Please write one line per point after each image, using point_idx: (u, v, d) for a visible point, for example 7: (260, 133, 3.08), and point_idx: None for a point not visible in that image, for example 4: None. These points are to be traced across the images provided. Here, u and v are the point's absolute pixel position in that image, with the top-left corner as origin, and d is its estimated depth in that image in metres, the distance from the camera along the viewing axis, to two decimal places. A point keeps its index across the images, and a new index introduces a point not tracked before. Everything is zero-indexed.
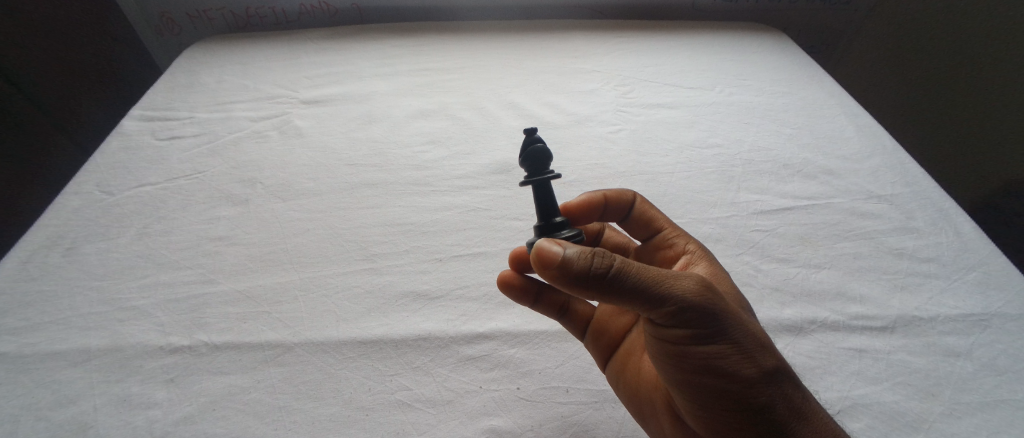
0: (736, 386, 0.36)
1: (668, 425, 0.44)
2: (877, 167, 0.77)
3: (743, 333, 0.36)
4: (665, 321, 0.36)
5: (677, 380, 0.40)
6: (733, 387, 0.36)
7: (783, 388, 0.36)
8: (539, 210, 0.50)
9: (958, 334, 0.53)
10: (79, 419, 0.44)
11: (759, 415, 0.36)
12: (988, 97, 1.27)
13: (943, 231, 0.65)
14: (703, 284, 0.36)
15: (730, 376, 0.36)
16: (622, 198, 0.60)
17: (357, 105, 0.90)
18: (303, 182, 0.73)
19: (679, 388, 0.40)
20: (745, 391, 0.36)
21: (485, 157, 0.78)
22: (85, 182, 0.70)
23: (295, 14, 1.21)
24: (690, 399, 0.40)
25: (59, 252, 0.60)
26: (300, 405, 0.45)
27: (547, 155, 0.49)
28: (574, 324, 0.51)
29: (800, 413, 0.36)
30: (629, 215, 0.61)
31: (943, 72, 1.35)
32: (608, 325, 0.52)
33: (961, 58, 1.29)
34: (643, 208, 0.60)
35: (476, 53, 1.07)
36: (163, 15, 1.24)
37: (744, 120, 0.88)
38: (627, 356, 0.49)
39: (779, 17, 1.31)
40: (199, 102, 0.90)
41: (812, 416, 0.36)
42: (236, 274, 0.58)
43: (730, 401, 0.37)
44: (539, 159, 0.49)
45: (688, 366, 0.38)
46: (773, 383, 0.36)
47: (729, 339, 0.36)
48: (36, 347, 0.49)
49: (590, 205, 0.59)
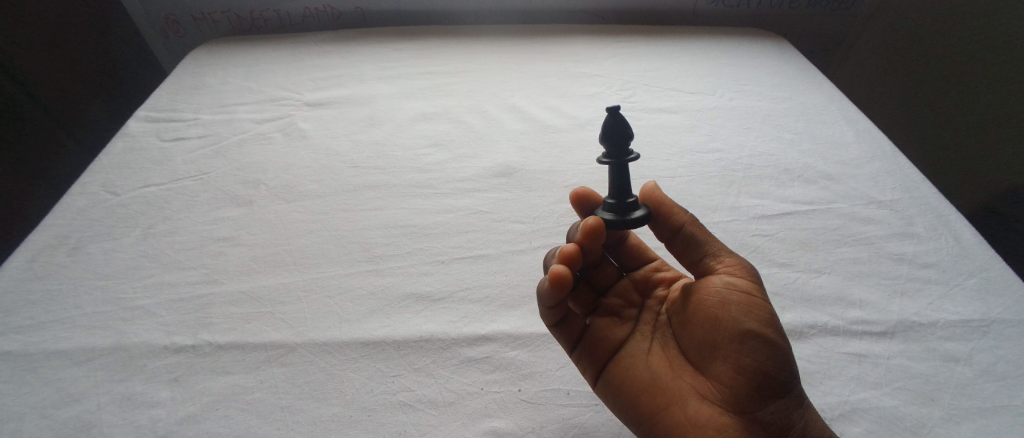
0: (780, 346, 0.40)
1: (691, 413, 0.40)
2: (877, 172, 0.77)
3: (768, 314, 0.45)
4: (729, 270, 0.44)
5: (722, 341, 0.41)
6: (781, 345, 0.39)
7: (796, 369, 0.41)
8: (611, 190, 0.48)
9: (957, 339, 0.53)
10: (82, 418, 0.44)
11: (794, 381, 0.39)
12: (988, 105, 1.26)
13: (943, 237, 0.66)
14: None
15: (779, 334, 0.40)
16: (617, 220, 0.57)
17: (359, 108, 0.90)
18: (307, 183, 0.73)
19: (721, 354, 0.41)
20: (785, 357, 0.39)
21: (487, 159, 0.79)
22: (91, 182, 0.71)
23: (298, 17, 1.22)
24: (733, 367, 0.40)
25: (65, 251, 0.60)
26: (302, 405, 0.46)
27: (628, 135, 0.48)
28: (577, 332, 0.48)
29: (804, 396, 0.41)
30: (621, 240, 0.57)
31: (948, 77, 1.34)
32: (605, 334, 0.49)
33: (966, 64, 1.29)
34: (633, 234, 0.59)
35: (478, 57, 1.07)
36: (166, 18, 1.23)
37: (745, 125, 0.88)
38: (632, 356, 0.46)
39: (779, 22, 1.32)
40: (203, 104, 0.91)
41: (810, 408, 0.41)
42: (239, 275, 0.58)
43: (775, 360, 0.39)
44: (619, 139, 0.47)
45: (742, 317, 0.41)
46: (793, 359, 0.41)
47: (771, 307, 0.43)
48: (41, 346, 0.50)
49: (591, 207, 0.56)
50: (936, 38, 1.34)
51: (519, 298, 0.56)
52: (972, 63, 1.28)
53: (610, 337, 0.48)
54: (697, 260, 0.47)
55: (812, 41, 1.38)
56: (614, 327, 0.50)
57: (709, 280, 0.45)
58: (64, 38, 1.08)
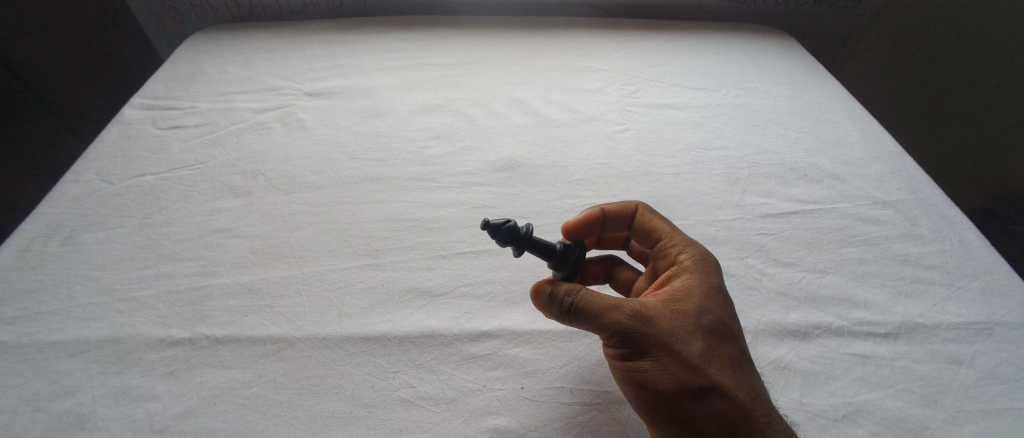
0: (661, 403, 0.40)
1: None
2: (883, 173, 0.77)
3: (674, 351, 0.40)
4: (605, 342, 0.43)
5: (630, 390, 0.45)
6: (655, 402, 0.40)
7: (706, 407, 0.39)
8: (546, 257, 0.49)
9: (961, 341, 0.53)
10: (78, 411, 0.43)
11: (682, 430, 0.39)
12: (987, 108, 1.29)
13: (947, 239, 0.65)
14: (640, 313, 0.42)
15: (655, 394, 0.40)
16: (623, 211, 0.55)
17: (360, 99, 0.89)
18: (306, 175, 0.72)
19: None
20: (668, 411, 0.40)
21: (489, 154, 0.77)
22: (85, 171, 0.70)
23: (298, 6, 1.18)
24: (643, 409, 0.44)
25: (58, 241, 0.59)
26: (302, 400, 0.45)
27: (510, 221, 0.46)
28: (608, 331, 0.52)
29: (725, 428, 0.38)
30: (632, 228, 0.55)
31: (948, 81, 1.35)
32: None
33: (969, 68, 1.29)
34: (644, 219, 0.54)
35: (482, 49, 1.06)
36: (163, 4, 1.15)
37: (751, 122, 0.87)
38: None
39: (786, 20, 1.30)
40: (201, 92, 0.89)
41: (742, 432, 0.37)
42: (237, 267, 0.57)
43: (663, 417, 0.40)
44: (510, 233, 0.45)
45: (627, 384, 0.43)
46: (693, 402, 0.39)
47: (660, 357, 0.40)
48: (35, 337, 0.49)
49: (589, 221, 0.55)
50: (937, 41, 1.33)
51: (521, 294, 0.56)
52: (974, 67, 1.28)
53: None
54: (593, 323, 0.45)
55: (816, 41, 1.38)
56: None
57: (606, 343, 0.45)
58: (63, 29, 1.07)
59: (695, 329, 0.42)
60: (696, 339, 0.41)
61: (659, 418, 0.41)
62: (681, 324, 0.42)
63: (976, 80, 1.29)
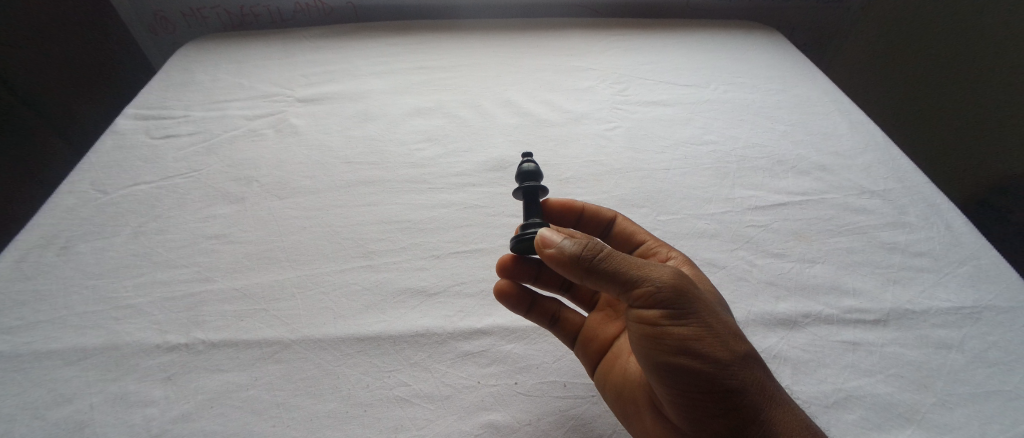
0: (713, 372, 0.36)
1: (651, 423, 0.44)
2: (870, 163, 0.78)
3: (715, 316, 0.38)
4: (646, 306, 0.38)
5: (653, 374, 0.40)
6: (708, 370, 0.36)
7: (753, 371, 0.37)
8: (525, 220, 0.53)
9: (950, 326, 0.54)
10: (76, 418, 0.44)
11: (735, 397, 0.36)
12: (993, 110, 1.27)
13: (935, 226, 0.66)
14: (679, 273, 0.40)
15: (706, 358, 0.36)
16: (600, 215, 0.62)
17: (353, 104, 0.90)
18: (300, 180, 0.73)
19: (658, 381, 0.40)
20: (721, 381, 0.36)
21: (481, 154, 0.78)
22: (80, 181, 0.70)
23: (290, 13, 1.20)
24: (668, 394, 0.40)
25: (53, 251, 0.59)
26: (298, 401, 0.45)
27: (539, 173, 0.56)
28: (563, 333, 0.51)
29: (766, 393, 0.37)
30: (609, 231, 0.62)
31: (954, 81, 1.33)
32: (600, 330, 0.51)
33: (973, 69, 1.28)
34: (621, 225, 0.61)
35: (472, 52, 1.06)
36: (156, 14, 1.19)
37: (739, 117, 0.88)
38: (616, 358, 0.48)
39: (775, 14, 1.32)
40: (194, 101, 0.89)
41: (777, 399, 0.38)
42: (232, 272, 0.58)
43: (697, 391, 0.37)
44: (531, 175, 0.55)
45: (666, 357, 0.38)
46: (744, 365, 0.37)
47: (701, 322, 0.37)
48: (32, 346, 0.49)
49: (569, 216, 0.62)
50: (946, 37, 1.32)
51: None
52: (981, 69, 1.27)
53: (603, 332, 0.50)
54: (617, 293, 0.40)
55: (805, 34, 1.39)
56: (607, 323, 0.52)
57: (630, 315, 0.40)
58: (41, 30, 1.04)
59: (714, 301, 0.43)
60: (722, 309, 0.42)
61: (707, 388, 0.37)
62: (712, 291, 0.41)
63: (985, 80, 1.27)
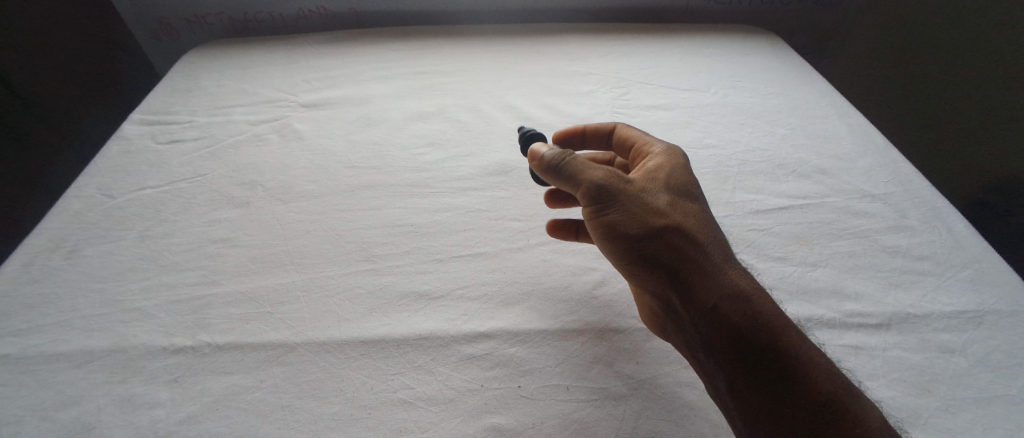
0: (630, 244, 0.47)
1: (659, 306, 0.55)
2: (871, 166, 0.78)
3: (632, 204, 0.48)
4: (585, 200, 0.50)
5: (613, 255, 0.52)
6: (626, 243, 0.48)
7: (663, 242, 0.47)
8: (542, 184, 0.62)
9: (951, 330, 0.54)
10: (84, 420, 0.44)
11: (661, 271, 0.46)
12: (996, 111, 1.27)
13: (936, 229, 0.66)
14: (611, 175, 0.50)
15: (625, 234, 0.48)
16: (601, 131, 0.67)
17: (356, 108, 0.90)
18: (304, 183, 0.73)
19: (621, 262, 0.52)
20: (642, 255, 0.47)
21: (483, 158, 0.79)
22: (87, 186, 0.71)
23: (293, 18, 1.21)
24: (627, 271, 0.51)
25: (61, 254, 0.60)
26: (303, 404, 0.46)
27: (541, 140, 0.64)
28: None
29: (682, 263, 0.46)
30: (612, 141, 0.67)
31: (956, 83, 1.33)
32: None
33: (973, 72, 1.29)
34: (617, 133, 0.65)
35: (473, 57, 1.07)
36: (160, 21, 1.20)
37: (740, 121, 0.89)
38: None
39: (775, 18, 1.32)
40: (198, 106, 0.90)
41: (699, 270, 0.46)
42: (237, 275, 0.58)
43: (630, 262, 0.48)
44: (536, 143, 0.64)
45: (603, 235, 0.50)
46: (654, 238, 0.47)
47: (620, 210, 0.48)
48: (40, 349, 0.49)
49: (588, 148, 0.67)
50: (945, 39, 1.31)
51: (518, 295, 0.57)
52: (981, 73, 1.27)
53: None
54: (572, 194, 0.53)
55: (805, 39, 1.40)
56: None
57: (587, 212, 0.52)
58: (39, 30, 1.04)
59: (663, 189, 0.51)
60: (661, 196, 0.49)
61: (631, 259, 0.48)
62: (709, 208, 0.52)
63: (985, 82, 1.27)
